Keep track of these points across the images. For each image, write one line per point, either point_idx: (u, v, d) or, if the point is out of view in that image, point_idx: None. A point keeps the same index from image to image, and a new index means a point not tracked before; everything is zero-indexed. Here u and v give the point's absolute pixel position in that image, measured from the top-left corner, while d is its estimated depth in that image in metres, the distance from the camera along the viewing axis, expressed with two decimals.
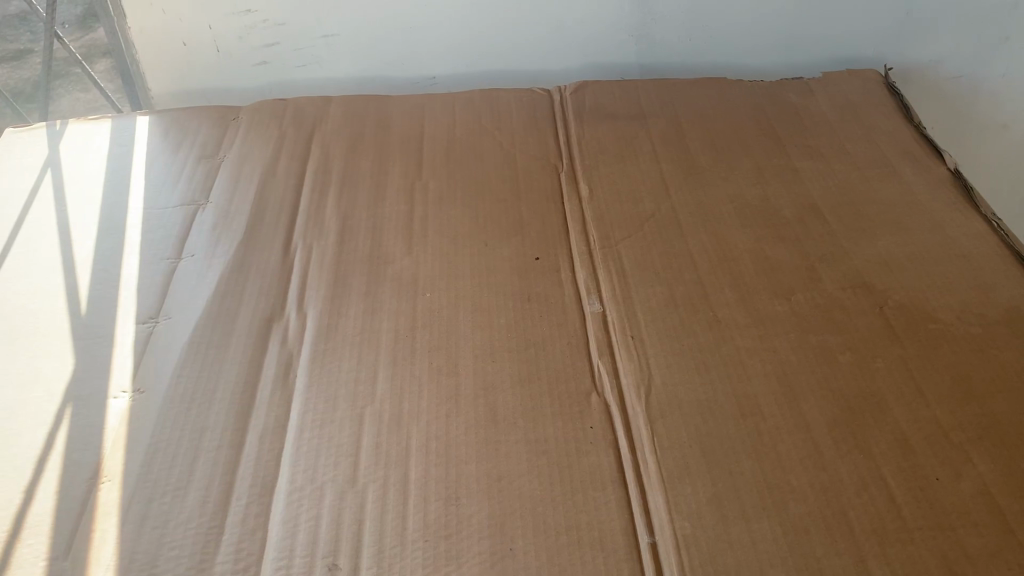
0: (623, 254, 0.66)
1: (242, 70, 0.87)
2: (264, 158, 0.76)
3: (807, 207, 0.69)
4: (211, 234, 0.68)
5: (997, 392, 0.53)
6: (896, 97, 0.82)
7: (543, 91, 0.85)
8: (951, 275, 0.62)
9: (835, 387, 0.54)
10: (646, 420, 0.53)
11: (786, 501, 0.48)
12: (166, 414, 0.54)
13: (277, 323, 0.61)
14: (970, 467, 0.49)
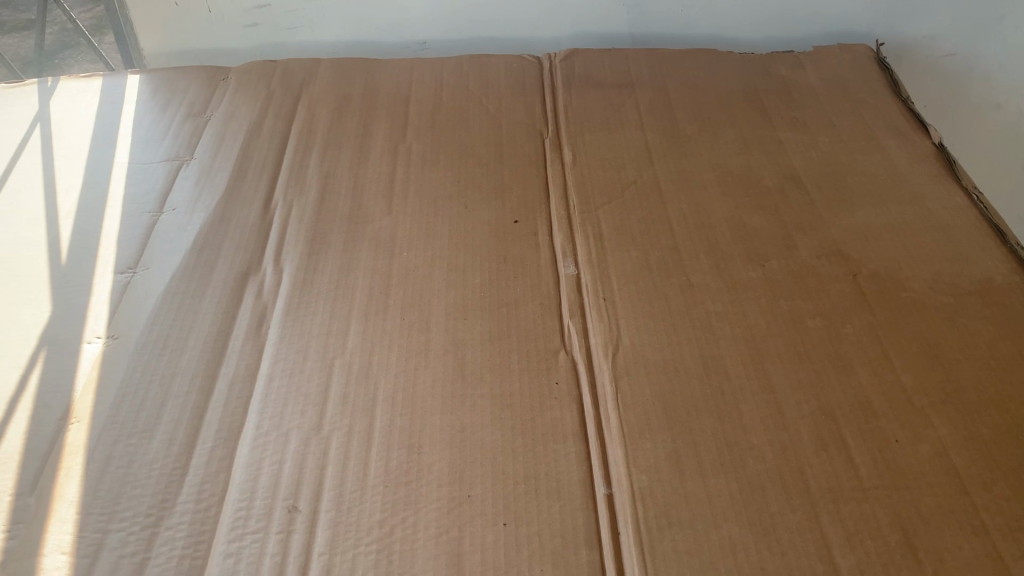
0: (602, 218, 0.66)
1: (233, 31, 0.87)
2: (250, 117, 0.77)
3: (789, 177, 0.70)
4: (194, 190, 0.69)
5: (963, 359, 0.54)
6: (886, 72, 0.82)
7: (533, 59, 0.85)
8: (927, 246, 0.62)
9: (801, 351, 0.54)
10: (612, 377, 0.53)
11: (745, 459, 0.48)
12: (138, 359, 0.54)
13: (254, 277, 0.61)
14: (930, 430, 0.49)
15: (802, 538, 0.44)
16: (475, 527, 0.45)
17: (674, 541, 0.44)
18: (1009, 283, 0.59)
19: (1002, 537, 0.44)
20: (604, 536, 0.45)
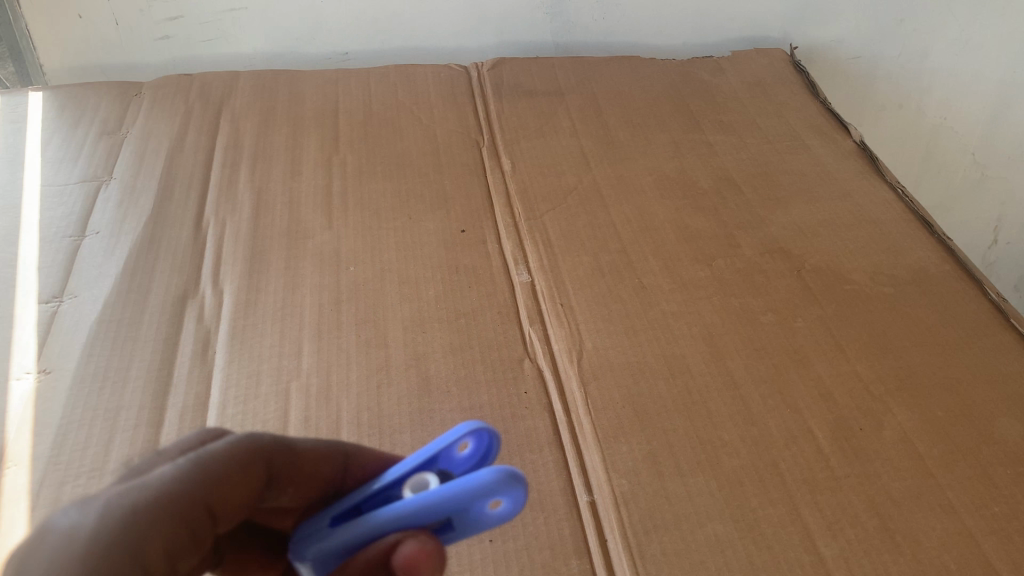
0: (548, 225, 0.66)
1: (141, 46, 0.83)
2: (170, 133, 0.73)
3: (723, 178, 0.71)
4: (117, 211, 0.65)
5: (910, 345, 0.56)
6: (801, 75, 0.85)
7: (460, 67, 0.84)
8: (861, 240, 0.64)
9: (760, 346, 0.55)
10: (579, 383, 0.53)
11: (719, 456, 0.49)
12: (77, 394, 0.51)
13: (192, 300, 0.58)
14: (890, 417, 0.51)
15: (785, 530, 0.45)
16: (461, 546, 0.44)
17: (661, 543, 0.44)
18: (942, 272, 0.62)
19: (970, 514, 0.46)
20: (592, 544, 0.44)
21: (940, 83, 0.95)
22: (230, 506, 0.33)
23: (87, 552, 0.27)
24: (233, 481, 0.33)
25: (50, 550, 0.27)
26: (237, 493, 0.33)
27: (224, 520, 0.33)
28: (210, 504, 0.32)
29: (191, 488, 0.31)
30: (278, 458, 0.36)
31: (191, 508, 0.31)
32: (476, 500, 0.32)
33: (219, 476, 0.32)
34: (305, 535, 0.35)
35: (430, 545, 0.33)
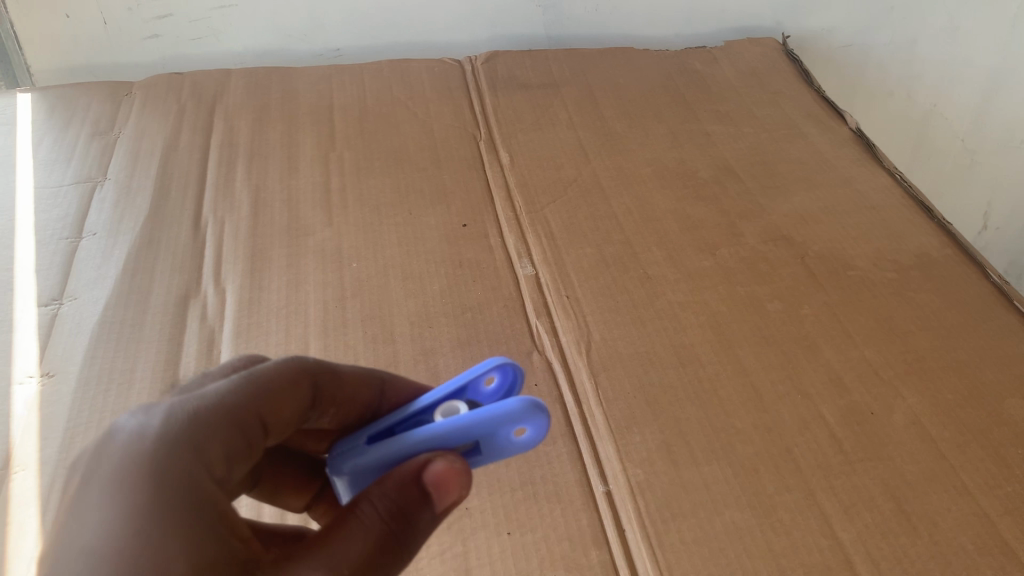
0: (550, 217, 0.65)
1: (130, 44, 0.81)
2: (164, 132, 0.72)
3: (723, 167, 0.71)
4: (113, 212, 0.64)
5: (916, 330, 0.56)
6: (795, 64, 0.85)
7: (454, 61, 0.83)
8: (863, 226, 0.64)
9: (768, 334, 0.55)
10: (589, 375, 0.52)
11: (733, 444, 0.49)
12: (82, 396, 0.50)
13: (194, 299, 0.57)
14: (900, 401, 0.51)
15: (802, 515, 0.45)
16: (480, 540, 0.44)
17: (680, 532, 0.44)
18: (944, 256, 0.62)
19: (984, 495, 0.46)
20: (611, 534, 0.44)
21: (930, 71, 0.95)
22: (279, 419, 0.38)
23: (163, 438, 0.32)
24: (282, 398, 0.38)
25: (130, 438, 0.32)
26: (285, 407, 0.38)
27: (274, 432, 0.38)
28: (263, 415, 0.37)
29: (248, 396, 0.36)
30: (324, 382, 0.41)
31: (244, 418, 0.36)
32: (502, 425, 0.38)
33: (268, 391, 0.37)
34: (344, 451, 0.41)
35: (458, 465, 0.38)
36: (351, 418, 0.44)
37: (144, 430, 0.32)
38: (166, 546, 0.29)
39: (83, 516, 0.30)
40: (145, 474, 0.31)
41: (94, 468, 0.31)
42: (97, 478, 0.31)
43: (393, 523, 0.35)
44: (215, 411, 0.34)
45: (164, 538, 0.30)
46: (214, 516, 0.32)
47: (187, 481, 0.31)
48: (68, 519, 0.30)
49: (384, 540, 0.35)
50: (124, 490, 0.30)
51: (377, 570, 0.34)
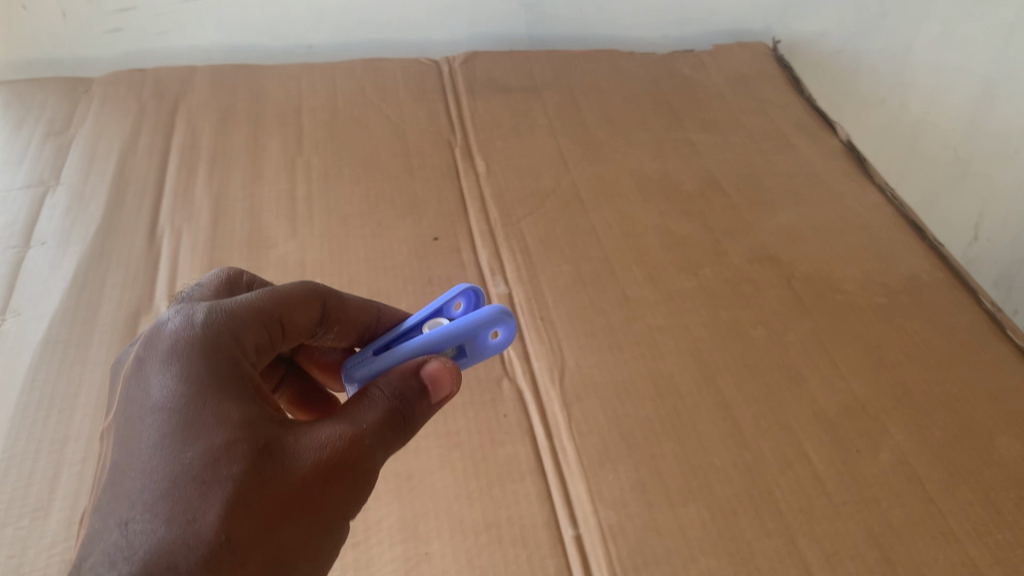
0: (526, 231, 0.62)
1: (91, 38, 0.77)
2: (123, 133, 0.69)
3: (708, 180, 0.68)
4: (65, 219, 0.60)
5: (905, 360, 0.53)
6: (785, 71, 0.82)
7: (431, 61, 0.80)
8: (853, 247, 0.62)
9: (750, 363, 0.53)
10: (562, 405, 0.49)
11: (711, 484, 0.46)
12: (21, 424, 0.47)
13: (146, 316, 0.54)
14: (888, 437, 0.49)
15: (783, 565, 0.42)
16: None
17: None
18: (935, 279, 0.60)
19: (973, 542, 0.44)
20: None
21: (924, 80, 0.92)
22: (296, 328, 0.39)
23: (206, 327, 0.35)
24: (300, 308, 0.39)
25: (174, 330, 0.34)
26: (301, 319, 0.39)
27: (294, 338, 0.39)
28: (283, 319, 0.38)
29: (271, 302, 0.38)
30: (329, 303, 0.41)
31: (270, 319, 0.37)
32: (482, 330, 0.38)
33: (286, 300, 0.38)
34: (354, 361, 0.42)
35: (450, 364, 0.37)
36: (353, 342, 0.44)
37: (178, 326, 0.34)
38: (212, 410, 0.32)
39: (136, 402, 0.33)
40: (188, 355, 0.33)
41: (140, 363, 0.34)
42: (144, 369, 0.33)
43: (404, 402, 0.36)
44: (239, 306, 0.36)
45: (219, 402, 0.32)
46: (250, 390, 0.34)
47: (222, 362, 0.34)
48: (125, 408, 0.33)
49: (398, 415, 0.36)
50: (167, 372, 0.33)
51: (394, 441, 0.36)
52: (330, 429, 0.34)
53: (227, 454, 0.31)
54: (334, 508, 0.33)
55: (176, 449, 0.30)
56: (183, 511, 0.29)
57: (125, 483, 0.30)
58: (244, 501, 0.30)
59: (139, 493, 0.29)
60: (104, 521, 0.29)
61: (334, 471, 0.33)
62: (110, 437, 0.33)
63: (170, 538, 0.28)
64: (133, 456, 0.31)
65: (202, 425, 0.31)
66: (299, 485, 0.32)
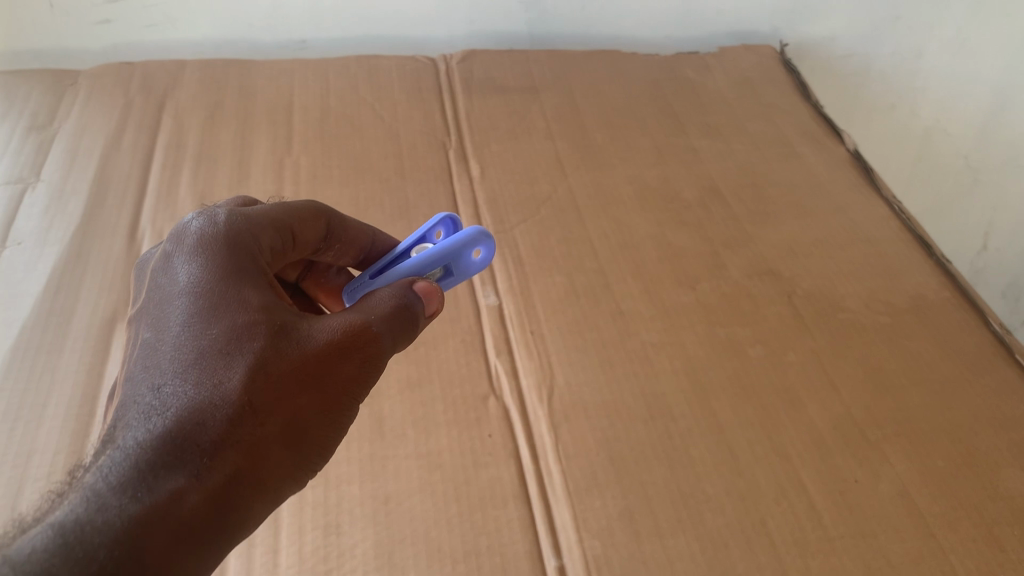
0: (519, 239, 0.60)
1: (78, 30, 0.75)
2: (107, 129, 0.67)
3: (709, 190, 0.66)
4: (43, 218, 0.58)
5: (908, 384, 0.51)
6: (792, 75, 0.80)
7: (427, 59, 0.78)
8: (857, 263, 0.60)
9: (747, 384, 0.51)
10: (549, 426, 0.47)
11: (702, 513, 0.44)
12: None
13: (121, 322, 0.52)
14: (888, 467, 0.46)
15: None
16: None
17: None
18: (941, 298, 0.57)
19: None
20: None
21: (935, 86, 0.90)
22: (304, 239, 0.42)
23: (229, 225, 0.37)
24: (308, 221, 0.42)
25: (200, 225, 0.37)
26: (309, 231, 0.42)
27: (302, 248, 0.43)
28: (293, 226, 0.41)
29: (283, 211, 0.41)
30: (337, 220, 0.44)
31: (284, 225, 0.40)
32: (463, 251, 0.40)
33: (296, 211, 0.41)
34: (353, 287, 0.46)
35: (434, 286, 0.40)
36: (351, 259, 0.47)
37: (203, 224, 0.37)
38: (236, 297, 0.34)
39: (165, 288, 0.35)
40: (213, 249, 0.36)
41: (169, 255, 0.36)
42: (172, 260, 0.36)
43: (406, 304, 0.39)
44: (258, 212, 0.39)
45: (240, 292, 0.35)
46: (268, 284, 0.37)
47: (242, 257, 0.36)
48: (154, 294, 0.36)
49: (404, 314, 0.38)
50: (195, 262, 0.35)
51: (401, 338, 0.38)
52: (340, 318, 0.37)
53: (250, 334, 0.34)
54: (345, 385, 0.36)
55: (203, 330, 0.33)
56: (212, 378, 0.32)
57: (156, 355, 0.33)
58: (264, 372, 0.33)
59: (171, 362, 0.32)
60: (136, 386, 0.32)
61: (345, 353, 0.36)
62: (140, 320, 0.36)
63: (200, 400, 0.31)
64: (164, 332, 0.33)
65: (226, 311, 0.34)
66: (313, 362, 0.35)
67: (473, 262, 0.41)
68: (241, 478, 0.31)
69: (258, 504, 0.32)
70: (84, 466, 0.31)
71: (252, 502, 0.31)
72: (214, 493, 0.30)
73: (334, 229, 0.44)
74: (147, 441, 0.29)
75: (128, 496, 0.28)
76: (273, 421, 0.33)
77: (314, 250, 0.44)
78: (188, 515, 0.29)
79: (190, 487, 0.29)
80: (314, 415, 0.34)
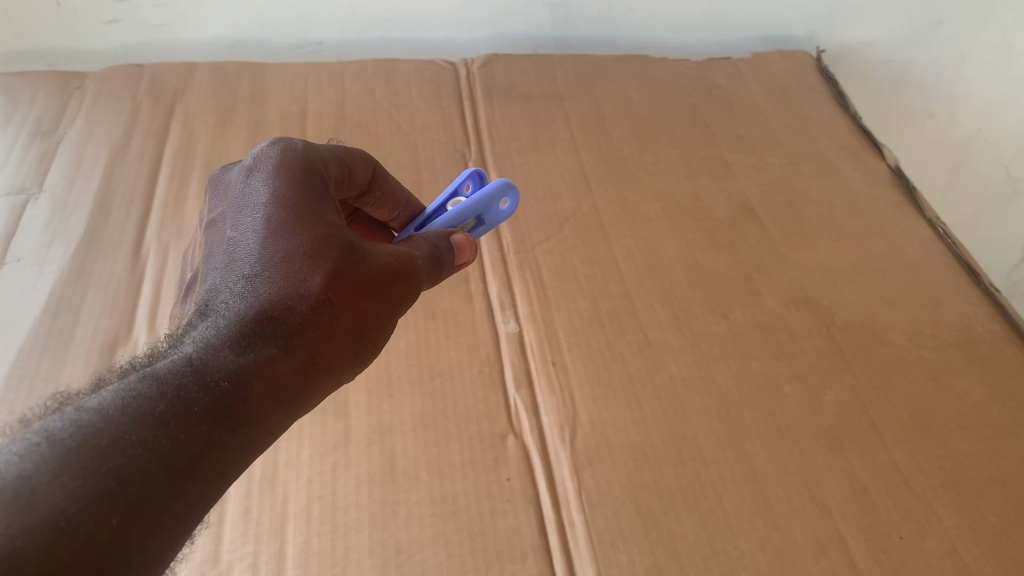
0: (541, 259, 0.57)
1: (87, 29, 0.73)
2: (114, 136, 0.64)
3: (742, 208, 0.62)
4: (44, 233, 0.56)
5: (955, 428, 0.48)
6: (829, 83, 0.76)
7: (447, 63, 0.75)
8: (900, 291, 0.56)
9: (783, 426, 0.47)
10: (572, 470, 0.45)
11: (735, 572, 0.41)
12: None
13: (123, 348, 0.50)
14: (934, 523, 0.43)
15: None
16: None
17: None
18: (990, 332, 0.54)
19: None
20: None
21: (978, 93, 0.85)
22: (356, 179, 0.45)
23: (312, 149, 0.40)
24: (364, 164, 0.45)
25: (287, 143, 0.40)
26: (361, 173, 0.45)
27: (350, 189, 0.45)
28: (351, 166, 0.44)
29: (344, 151, 0.43)
30: (382, 172, 0.47)
31: (346, 162, 0.43)
32: (494, 201, 0.46)
33: (355, 154, 0.44)
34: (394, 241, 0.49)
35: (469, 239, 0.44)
36: (389, 211, 0.49)
37: (288, 144, 0.40)
38: (318, 209, 0.38)
39: (246, 197, 0.38)
40: (300, 164, 0.39)
41: (250, 169, 0.39)
42: (253, 173, 0.39)
43: (437, 255, 0.42)
44: (328, 146, 0.42)
45: (321, 206, 0.38)
46: (337, 206, 0.40)
47: (320, 179, 0.39)
48: (236, 203, 0.38)
49: (437, 263, 0.41)
50: (277, 175, 0.38)
51: (432, 279, 0.42)
52: (394, 248, 0.40)
53: (331, 242, 0.37)
54: (397, 302, 0.39)
55: (293, 231, 0.36)
56: (296, 271, 0.35)
57: (243, 250, 0.36)
58: (338, 279, 0.36)
59: (259, 256, 0.35)
60: (228, 277, 0.35)
61: (404, 273, 0.39)
62: (217, 225, 0.39)
63: (286, 295, 0.34)
64: (249, 232, 0.36)
65: (312, 219, 0.37)
66: (378, 275, 0.38)
67: (501, 212, 0.47)
68: (313, 364, 0.34)
69: (322, 391, 0.35)
70: (178, 329, 0.33)
71: (319, 383, 0.35)
72: (295, 372, 0.33)
73: (380, 179, 0.47)
74: (244, 321, 0.33)
75: (231, 357, 0.31)
76: (341, 323, 0.36)
77: (358, 194, 0.46)
78: (278, 383, 0.32)
79: (279, 362, 0.32)
80: (370, 325, 0.38)
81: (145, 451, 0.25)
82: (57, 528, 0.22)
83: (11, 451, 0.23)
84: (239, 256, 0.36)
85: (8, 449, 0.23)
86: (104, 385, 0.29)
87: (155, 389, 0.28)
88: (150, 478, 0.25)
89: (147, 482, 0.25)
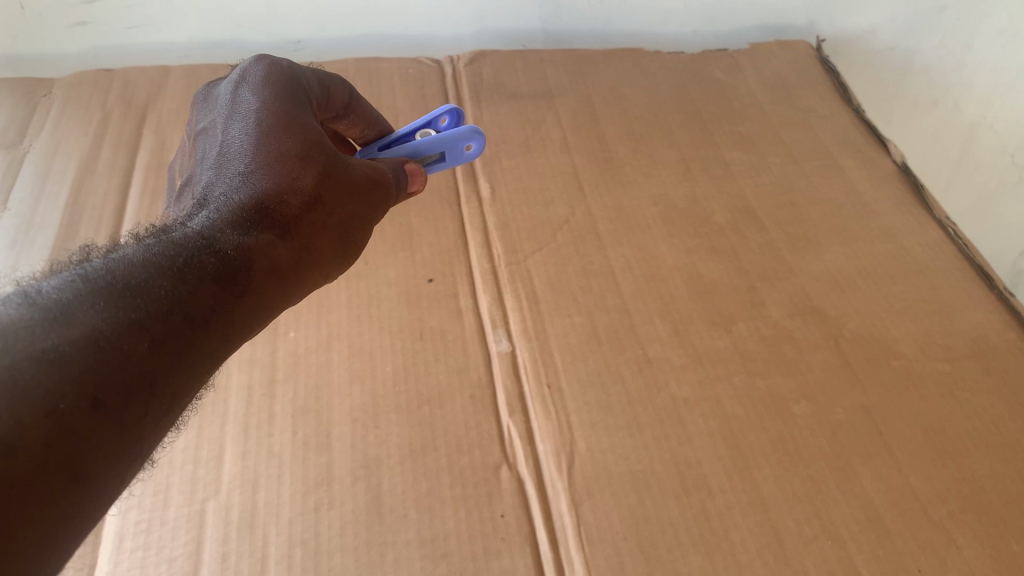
0: (533, 270, 0.54)
1: (54, 33, 0.69)
2: (82, 147, 0.61)
3: (742, 210, 0.60)
4: (9, 254, 0.53)
5: (973, 448, 0.45)
6: (831, 75, 0.73)
7: (432, 61, 0.71)
8: (910, 297, 0.54)
9: (791, 449, 0.45)
10: (570, 505, 0.42)
11: None
12: None
13: None
14: (954, 552, 0.41)
15: None
16: None
17: None
18: (1006, 341, 0.51)
19: None
20: None
21: (982, 80, 0.80)
22: (334, 101, 0.46)
23: (295, 69, 0.42)
24: (342, 85, 0.46)
25: (273, 60, 0.42)
26: (338, 99, 0.46)
27: (326, 110, 0.46)
28: (330, 84, 0.45)
29: (324, 73, 0.45)
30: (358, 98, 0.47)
31: (327, 87, 0.45)
32: (461, 143, 0.48)
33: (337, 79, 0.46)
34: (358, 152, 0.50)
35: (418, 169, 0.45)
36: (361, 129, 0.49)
37: (275, 61, 0.42)
38: (306, 117, 0.40)
39: (235, 103, 0.40)
40: (286, 81, 0.41)
41: (237, 81, 0.41)
42: (242, 85, 0.41)
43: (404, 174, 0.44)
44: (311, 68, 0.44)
45: (308, 117, 0.40)
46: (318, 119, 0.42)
47: (304, 96, 0.42)
48: (228, 110, 0.40)
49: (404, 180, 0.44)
50: (264, 86, 0.40)
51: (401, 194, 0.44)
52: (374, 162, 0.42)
53: (321, 146, 0.39)
54: (379, 209, 0.42)
55: (285, 135, 0.38)
56: (290, 166, 0.37)
57: (236, 149, 0.38)
58: (328, 179, 0.38)
59: (253, 153, 0.38)
60: (227, 171, 0.37)
61: (383, 181, 0.41)
62: (209, 132, 0.41)
63: (281, 186, 0.37)
64: (242, 134, 0.39)
65: (301, 126, 0.39)
66: (362, 180, 0.40)
67: (465, 155, 0.49)
68: (309, 252, 0.37)
69: (314, 279, 0.38)
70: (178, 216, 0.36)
71: (312, 270, 0.37)
72: (292, 255, 0.36)
73: (357, 106, 0.47)
74: (244, 204, 0.35)
75: (235, 233, 0.34)
76: (331, 219, 0.38)
77: (333, 116, 0.47)
78: (278, 261, 0.35)
79: (278, 244, 0.35)
80: (356, 227, 0.40)
81: (164, 301, 0.28)
82: (96, 345, 0.25)
83: (48, 287, 0.26)
84: (231, 155, 0.38)
85: (47, 287, 0.26)
86: (120, 245, 0.32)
87: (169, 253, 0.31)
88: (170, 321, 0.28)
89: (166, 324, 0.28)
